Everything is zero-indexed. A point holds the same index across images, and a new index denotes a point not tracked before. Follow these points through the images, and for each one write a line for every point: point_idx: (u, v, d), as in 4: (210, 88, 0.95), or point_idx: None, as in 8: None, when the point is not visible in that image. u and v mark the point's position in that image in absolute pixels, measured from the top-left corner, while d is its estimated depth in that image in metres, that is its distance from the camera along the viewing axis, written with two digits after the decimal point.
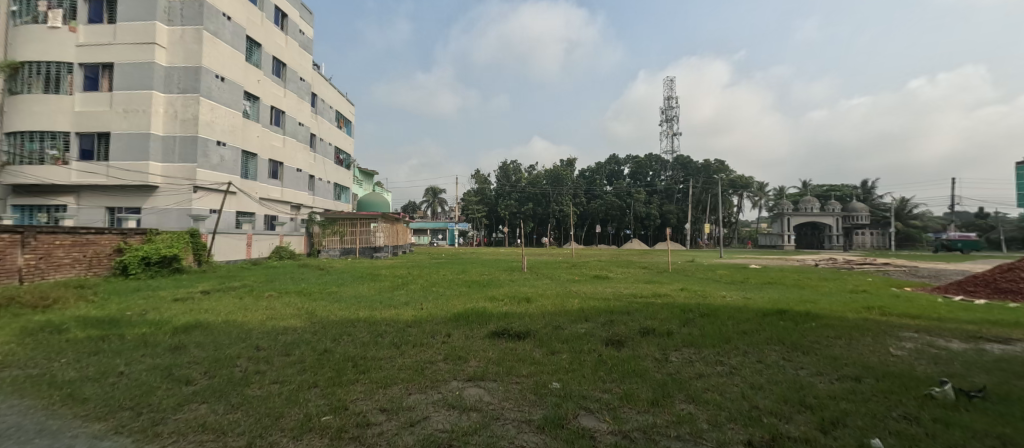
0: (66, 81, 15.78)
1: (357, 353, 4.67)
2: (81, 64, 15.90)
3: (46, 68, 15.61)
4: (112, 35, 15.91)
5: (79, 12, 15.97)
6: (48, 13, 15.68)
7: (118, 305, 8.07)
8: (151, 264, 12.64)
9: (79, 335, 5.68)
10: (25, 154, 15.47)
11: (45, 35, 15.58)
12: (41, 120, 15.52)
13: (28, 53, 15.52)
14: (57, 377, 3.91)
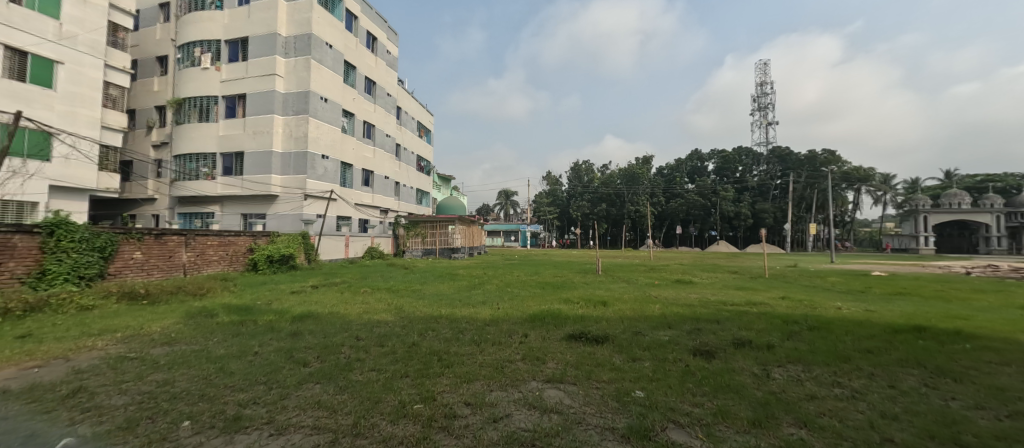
0: (213, 110, 19.40)
1: (441, 348, 4.99)
2: (223, 96, 19.38)
3: (200, 102, 19.37)
4: (245, 70, 19.12)
5: (222, 54, 19.43)
6: (201, 57, 19.37)
7: (251, 295, 9.68)
8: (273, 262, 14.88)
9: (225, 319, 6.95)
10: (187, 172, 19.35)
11: (200, 75, 19.32)
12: (197, 144, 19.29)
13: (189, 91, 19.41)
14: (212, 353, 4.84)
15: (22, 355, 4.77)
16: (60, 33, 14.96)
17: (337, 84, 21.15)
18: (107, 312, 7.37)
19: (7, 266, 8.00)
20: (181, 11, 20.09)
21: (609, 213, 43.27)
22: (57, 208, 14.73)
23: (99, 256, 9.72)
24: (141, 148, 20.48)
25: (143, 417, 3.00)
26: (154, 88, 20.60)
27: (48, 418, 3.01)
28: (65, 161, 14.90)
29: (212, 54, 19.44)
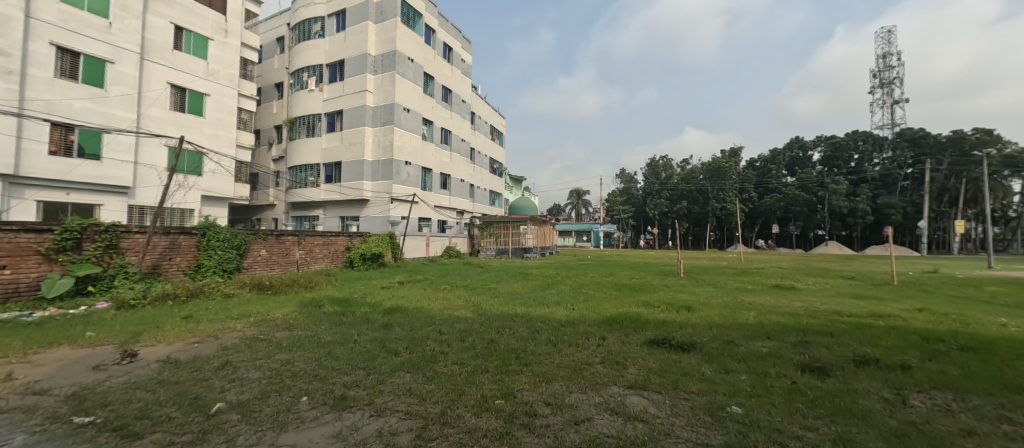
0: (318, 126, 22.18)
1: (519, 346, 5.08)
2: (325, 113, 22.05)
3: (308, 120, 22.28)
4: (342, 89, 21.58)
5: (324, 76, 22.13)
6: (309, 80, 22.22)
7: (349, 288, 10.89)
8: (366, 259, 16.48)
9: (330, 309, 7.90)
10: (298, 181, 22.36)
11: (307, 97, 22.23)
12: (306, 156, 22.24)
13: (300, 111, 22.44)
14: (321, 339, 5.53)
15: (187, 332, 5.96)
16: (208, 71, 18.32)
17: (418, 95, 22.72)
18: (242, 299, 8.89)
19: (174, 262, 10.32)
20: (294, 43, 23.22)
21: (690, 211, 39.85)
22: (206, 214, 18.10)
23: (236, 253, 11.72)
24: (264, 162, 23.92)
25: (272, 390, 3.55)
26: (272, 110, 23.93)
27: (209, 384, 3.74)
28: (211, 175, 18.25)
29: (316, 77, 22.21)
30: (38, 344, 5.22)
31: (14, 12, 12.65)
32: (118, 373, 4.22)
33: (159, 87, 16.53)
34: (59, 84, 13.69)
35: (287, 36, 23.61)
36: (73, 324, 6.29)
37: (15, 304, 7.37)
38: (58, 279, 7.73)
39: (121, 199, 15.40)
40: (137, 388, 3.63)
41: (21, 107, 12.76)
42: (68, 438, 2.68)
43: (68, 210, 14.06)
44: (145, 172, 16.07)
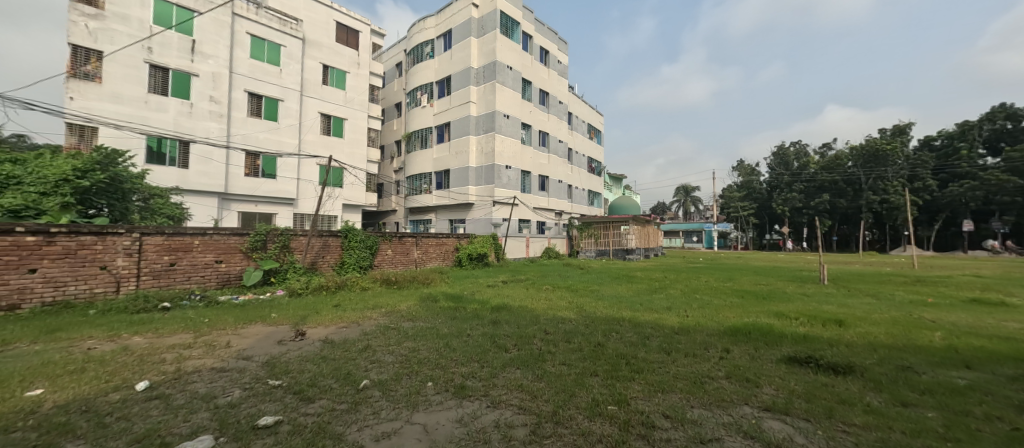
0: (429, 138, 24.52)
1: (628, 351, 4.85)
2: (435, 126, 24.25)
3: (421, 133, 24.80)
4: (450, 102, 23.45)
5: (434, 93, 24.35)
6: (422, 98, 24.69)
7: (459, 285, 11.82)
8: (472, 259, 17.65)
9: (444, 303, 8.69)
10: (415, 188, 24.94)
11: (421, 112, 24.75)
12: (421, 166, 24.73)
13: (415, 126, 25.13)
14: (439, 330, 6.10)
15: (337, 318, 7.17)
16: (347, 99, 21.71)
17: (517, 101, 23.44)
18: (373, 292, 10.35)
19: (325, 259, 12.51)
20: (410, 66, 26.05)
21: (833, 206, 32.52)
22: (347, 220, 21.50)
23: (368, 252, 13.63)
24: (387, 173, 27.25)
25: (404, 373, 4.06)
26: (393, 127, 27.19)
27: (356, 363, 4.45)
28: (350, 186, 21.63)
29: (428, 95, 24.58)
30: (244, 320, 6.89)
31: (222, 69, 16.91)
32: (294, 347, 5.31)
33: (314, 117, 20.26)
34: (248, 120, 17.83)
35: (404, 61, 26.58)
36: (260, 307, 8.10)
37: (226, 289, 9.89)
38: (252, 271, 10.20)
39: (287, 208, 19.27)
40: (308, 361, 4.50)
41: (227, 140, 17.00)
42: (265, 395, 3.47)
43: (256, 218, 18.17)
44: (305, 186, 19.71)
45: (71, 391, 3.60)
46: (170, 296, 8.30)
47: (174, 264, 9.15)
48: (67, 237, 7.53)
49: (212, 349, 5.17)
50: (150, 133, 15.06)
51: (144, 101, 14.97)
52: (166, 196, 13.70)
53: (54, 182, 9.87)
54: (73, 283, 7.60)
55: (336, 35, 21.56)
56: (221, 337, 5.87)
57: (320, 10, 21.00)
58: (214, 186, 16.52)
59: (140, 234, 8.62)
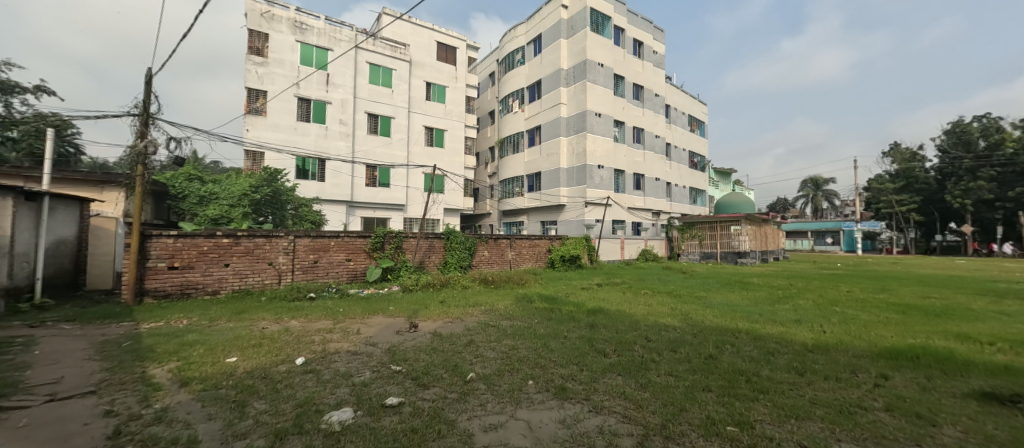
0: (521, 143, 25.08)
1: (747, 367, 4.30)
2: (526, 130, 24.73)
3: (513, 138, 25.52)
4: (540, 106, 23.70)
5: (525, 98, 24.84)
6: (514, 104, 25.41)
7: (554, 287, 11.84)
8: (565, 261, 17.39)
9: (540, 304, 8.79)
10: (507, 192, 25.77)
11: (513, 118, 25.48)
12: (513, 169, 25.44)
13: (508, 131, 25.96)
14: (536, 330, 6.19)
15: (443, 313, 7.81)
16: (446, 111, 23.44)
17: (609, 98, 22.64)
18: (473, 290, 10.99)
19: (431, 259, 13.70)
20: (502, 74, 27.00)
21: None
22: (447, 223, 23.21)
23: (468, 253, 14.53)
24: (482, 178, 28.57)
25: (506, 369, 4.23)
26: (486, 134, 28.46)
27: (463, 356, 4.78)
28: (450, 192, 23.35)
29: (519, 100, 25.21)
30: (368, 311, 7.95)
31: (348, 96, 19.81)
32: (410, 337, 5.96)
33: (419, 130, 22.35)
34: (368, 137, 20.49)
35: (496, 71, 27.65)
36: (380, 300, 9.26)
37: (353, 283, 11.51)
38: (373, 268, 11.73)
39: (399, 213, 21.59)
40: (422, 351, 4.99)
41: (352, 155, 19.81)
42: (389, 378, 3.95)
43: (375, 222, 20.78)
44: (413, 193, 21.84)
45: (255, 360, 4.60)
46: (314, 287, 10.02)
47: (317, 261, 10.97)
48: (248, 238, 9.72)
49: (347, 334, 6.09)
50: (298, 153, 18.35)
51: (294, 128, 18.32)
52: (310, 204, 16.40)
53: (238, 196, 12.86)
54: (251, 275, 9.79)
55: (437, 54, 23.47)
56: (353, 324, 6.88)
57: (423, 33, 23.08)
58: (343, 196, 19.40)
59: (294, 236, 10.55)
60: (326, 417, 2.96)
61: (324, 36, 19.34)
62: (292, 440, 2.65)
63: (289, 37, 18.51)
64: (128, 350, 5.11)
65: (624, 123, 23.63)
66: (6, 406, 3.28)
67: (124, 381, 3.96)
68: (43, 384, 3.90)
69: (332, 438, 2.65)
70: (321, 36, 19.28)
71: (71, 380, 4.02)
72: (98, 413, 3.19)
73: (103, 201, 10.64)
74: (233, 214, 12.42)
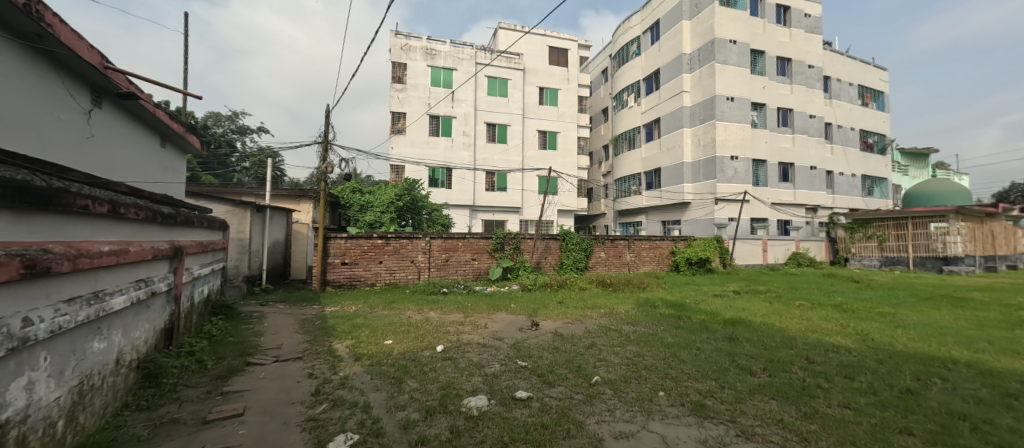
0: (637, 138, 23.51)
1: (974, 412, 3.21)
2: (644, 124, 23.07)
3: (629, 134, 24.08)
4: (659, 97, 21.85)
5: (641, 91, 23.20)
6: (629, 99, 23.91)
7: (681, 292, 10.77)
8: (693, 264, 15.41)
9: (665, 311, 8.07)
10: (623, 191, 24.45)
11: (628, 113, 24.09)
12: (630, 167, 24.02)
13: (622, 127, 24.65)
14: (664, 338, 5.74)
15: (563, 314, 7.84)
16: (559, 113, 23.52)
17: (744, 78, 19.67)
18: (591, 293, 10.76)
19: (548, 259, 13.94)
20: (616, 69, 25.72)
21: None
22: (561, 224, 23.33)
23: (584, 254, 14.28)
24: (596, 177, 27.73)
25: (633, 376, 4.03)
26: (600, 133, 27.51)
27: (586, 359, 4.72)
28: (565, 193, 23.42)
29: (634, 94, 23.64)
30: (491, 308, 8.48)
31: (470, 109, 21.58)
32: (532, 335, 6.16)
33: (533, 134, 22.96)
34: (488, 146, 21.98)
35: (609, 66, 26.52)
36: (502, 297, 9.81)
37: (478, 281, 12.47)
38: (495, 267, 12.49)
39: (515, 216, 22.55)
40: (545, 349, 5.11)
41: (474, 163, 21.51)
42: (517, 373, 4.15)
43: (494, 225, 22.16)
44: (529, 196, 22.55)
45: (405, 344, 5.36)
46: (446, 284, 11.16)
47: (448, 260, 12.20)
48: (395, 239, 11.39)
49: (476, 328, 6.62)
50: (430, 165, 20.76)
51: (427, 143, 20.76)
52: (440, 209, 18.26)
53: (387, 203, 15.06)
54: (398, 270, 11.48)
55: (549, 58, 23.76)
56: (481, 319, 7.46)
57: (536, 40, 23.63)
58: (466, 201, 21.23)
59: (430, 237, 11.94)
60: (465, 402, 3.27)
61: (450, 58, 21.43)
62: (440, 418, 3.01)
63: (422, 64, 21.06)
64: (316, 327, 6.52)
65: (765, 105, 20.20)
66: (252, 361, 4.53)
67: (317, 351, 5.07)
68: (270, 347, 5.26)
69: (471, 421, 2.92)
70: (447, 58, 21.42)
71: (287, 347, 5.33)
72: (304, 374, 4.16)
73: (298, 211, 13.51)
74: (382, 220, 14.78)
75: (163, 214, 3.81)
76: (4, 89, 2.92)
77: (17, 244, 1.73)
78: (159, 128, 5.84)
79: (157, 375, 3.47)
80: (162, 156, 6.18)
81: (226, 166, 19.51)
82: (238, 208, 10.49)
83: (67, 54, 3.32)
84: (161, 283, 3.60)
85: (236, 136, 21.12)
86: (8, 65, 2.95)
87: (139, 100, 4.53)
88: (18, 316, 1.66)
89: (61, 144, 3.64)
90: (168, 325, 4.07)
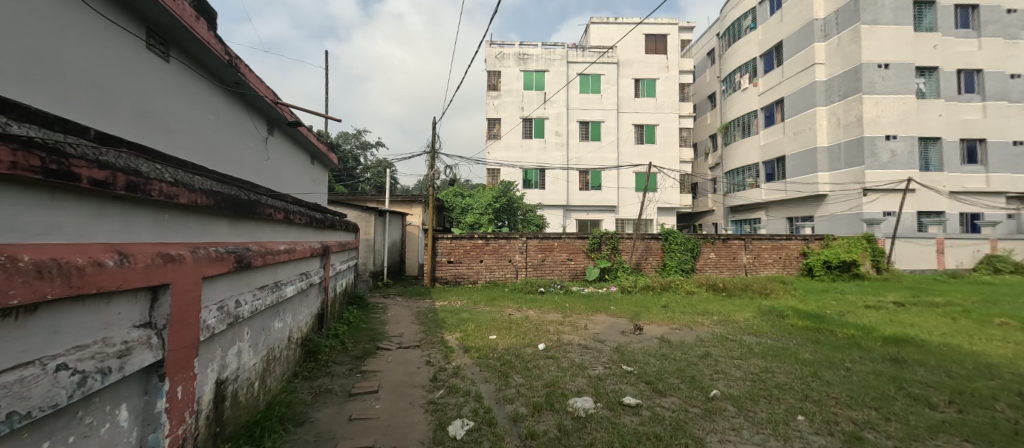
0: (754, 124, 20.45)
1: None
2: (762, 107, 19.92)
3: (743, 119, 21.09)
4: (781, 74, 18.75)
5: (759, 69, 20.17)
6: (742, 80, 21.01)
7: (818, 301, 9.10)
8: (832, 268, 12.82)
9: (798, 322, 6.88)
10: (736, 185, 21.47)
11: (741, 96, 21.16)
12: (743, 157, 21.04)
13: (734, 112, 21.77)
14: (799, 354, 4.93)
15: (669, 319, 7.28)
16: (658, 105, 21.92)
17: (905, 38, 15.71)
18: (702, 298, 9.73)
19: (649, 260, 13.08)
20: (724, 49, 22.95)
21: None
22: (663, 223, 21.73)
23: (691, 255, 13.00)
24: (702, 170, 25.11)
25: (762, 395, 3.55)
26: (706, 121, 24.81)
27: (701, 369, 4.30)
28: (667, 189, 21.72)
29: (750, 74, 20.65)
30: (589, 309, 8.28)
31: (563, 109, 21.43)
32: (636, 339, 5.86)
33: (629, 129, 21.81)
34: (581, 144, 21.60)
35: (716, 46, 23.77)
36: (601, 299, 9.51)
37: (575, 282, 12.31)
38: (592, 268, 12.19)
39: (611, 215, 21.70)
40: (652, 356, 4.81)
41: (568, 163, 21.31)
42: (623, 377, 4.00)
43: (589, 225, 21.65)
44: (625, 194, 21.51)
45: (507, 340, 5.57)
46: (543, 283, 11.28)
47: (544, 260, 12.31)
48: (495, 240, 11.98)
49: (576, 328, 6.55)
50: (525, 166, 21.13)
51: (521, 145, 21.21)
52: (534, 210, 18.53)
53: (485, 206, 15.88)
54: (497, 269, 12.01)
55: (646, 47, 22.31)
56: (580, 320, 7.34)
57: (631, 30, 22.43)
58: (560, 201, 21.14)
59: (526, 237, 12.21)
60: (571, 402, 3.27)
61: (542, 61, 21.60)
62: (548, 414, 3.07)
63: (515, 69, 21.61)
64: (428, 320, 7.18)
65: (938, 68, 15.87)
66: (381, 346, 5.20)
67: (432, 341, 5.59)
68: (393, 335, 5.98)
69: (579, 422, 2.90)
70: (539, 61, 21.63)
71: (407, 335, 6.00)
72: (423, 361, 4.62)
73: (410, 214, 14.99)
74: (481, 221, 15.67)
75: (317, 220, 4.61)
76: (220, 127, 3.87)
77: (231, 244, 2.27)
78: (311, 149, 7.08)
79: (315, 352, 4.23)
80: (313, 171, 7.47)
81: (353, 177, 22.64)
82: (365, 213, 12.16)
83: (255, 96, 4.25)
84: (317, 276, 4.36)
85: (360, 151, 24.38)
86: (222, 108, 3.91)
87: (301, 126, 5.57)
88: (233, 298, 2.18)
89: (253, 165, 4.68)
90: (321, 311, 4.91)
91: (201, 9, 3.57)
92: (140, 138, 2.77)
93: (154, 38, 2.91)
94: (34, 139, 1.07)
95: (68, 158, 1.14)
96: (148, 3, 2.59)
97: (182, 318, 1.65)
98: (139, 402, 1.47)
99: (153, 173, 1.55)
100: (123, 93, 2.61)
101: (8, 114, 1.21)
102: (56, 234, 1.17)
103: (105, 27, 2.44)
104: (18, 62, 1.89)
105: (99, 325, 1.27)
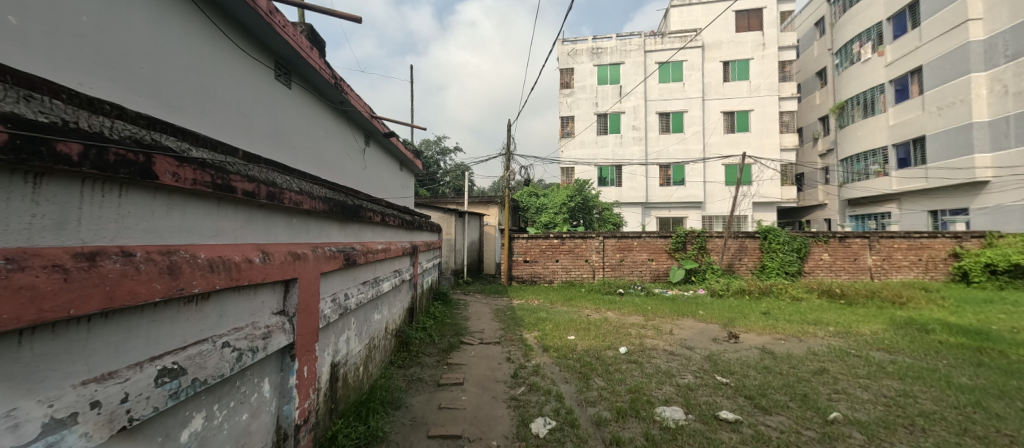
0: (879, 100, 17.26)
1: None
2: (891, 80, 16.71)
3: (865, 96, 17.97)
4: (918, 38, 15.44)
5: (885, 34, 16.91)
6: (862, 50, 17.90)
7: (976, 314, 7.34)
8: (999, 274, 10.15)
9: (951, 339, 5.60)
10: (857, 174, 18.43)
11: (863, 70, 17.96)
12: (866, 141, 17.94)
13: (852, 89, 18.66)
14: (954, 378, 4.02)
15: (770, 327, 6.48)
16: (752, 88, 19.67)
17: None
18: (813, 305, 8.44)
19: (743, 261, 11.82)
20: (836, 16, 19.81)
21: None
22: (760, 219, 19.46)
23: (797, 256, 11.40)
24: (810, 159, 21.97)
25: (899, 423, 2.98)
26: (815, 102, 21.68)
27: (815, 387, 3.76)
28: (766, 182, 19.46)
29: (872, 42, 17.44)
30: (674, 314, 7.71)
31: (640, 101, 20.34)
32: (731, 348, 5.33)
33: (717, 117, 19.96)
34: (662, 137, 20.32)
35: (825, 14, 20.62)
36: (688, 302, 8.81)
37: (657, 283, 11.61)
38: (676, 269, 11.39)
39: (697, 212, 20.01)
40: (751, 367, 4.34)
41: (646, 158, 20.17)
42: (717, 389, 3.66)
43: (671, 223, 20.18)
44: (714, 189, 19.71)
45: (587, 342, 5.45)
46: (622, 284, 10.85)
47: (623, 260, 11.81)
48: (570, 239, 11.85)
49: (661, 333, 6.17)
50: (600, 164, 20.46)
51: (596, 142, 20.61)
52: (610, 208, 17.87)
53: (560, 205, 15.83)
54: (573, 269, 11.87)
55: (736, 25, 20.19)
56: (664, 324, 6.90)
57: (717, 8, 20.48)
58: (638, 198, 20.04)
59: (603, 237, 11.84)
60: (658, 410, 3.11)
61: (616, 53, 20.72)
62: (632, 422, 2.94)
63: (589, 65, 21.07)
64: (507, 317, 7.37)
65: None
66: (465, 341, 5.48)
67: (512, 339, 5.72)
68: (476, 330, 6.26)
69: (669, 433, 2.75)
70: (614, 54, 20.78)
71: (489, 331, 6.25)
72: (503, 357, 4.76)
73: (487, 214, 15.50)
74: (556, 221, 15.63)
75: (407, 222, 5.00)
76: (330, 141, 4.41)
77: (341, 243, 2.57)
78: (399, 157, 7.66)
79: (406, 343, 4.60)
80: (401, 177, 8.09)
81: (434, 181, 24.09)
82: (447, 215, 12.92)
83: (356, 111, 4.75)
84: (407, 273, 4.75)
85: (440, 156, 25.81)
86: (332, 125, 4.46)
87: (392, 137, 6.07)
88: (343, 291, 2.48)
89: (355, 173, 5.25)
90: (411, 306, 5.34)
91: (313, 40, 4.10)
92: (274, 156, 3.29)
93: (281, 69, 3.43)
94: (206, 160, 1.33)
95: (227, 173, 1.40)
96: (276, 40, 3.05)
97: (306, 307, 1.92)
98: (277, 378, 1.74)
99: (285, 184, 1.82)
100: (262, 117, 3.12)
101: (187, 140, 1.52)
102: (221, 236, 1.44)
103: (247, 63, 2.94)
104: (189, 98, 2.39)
105: (249, 311, 1.53)
